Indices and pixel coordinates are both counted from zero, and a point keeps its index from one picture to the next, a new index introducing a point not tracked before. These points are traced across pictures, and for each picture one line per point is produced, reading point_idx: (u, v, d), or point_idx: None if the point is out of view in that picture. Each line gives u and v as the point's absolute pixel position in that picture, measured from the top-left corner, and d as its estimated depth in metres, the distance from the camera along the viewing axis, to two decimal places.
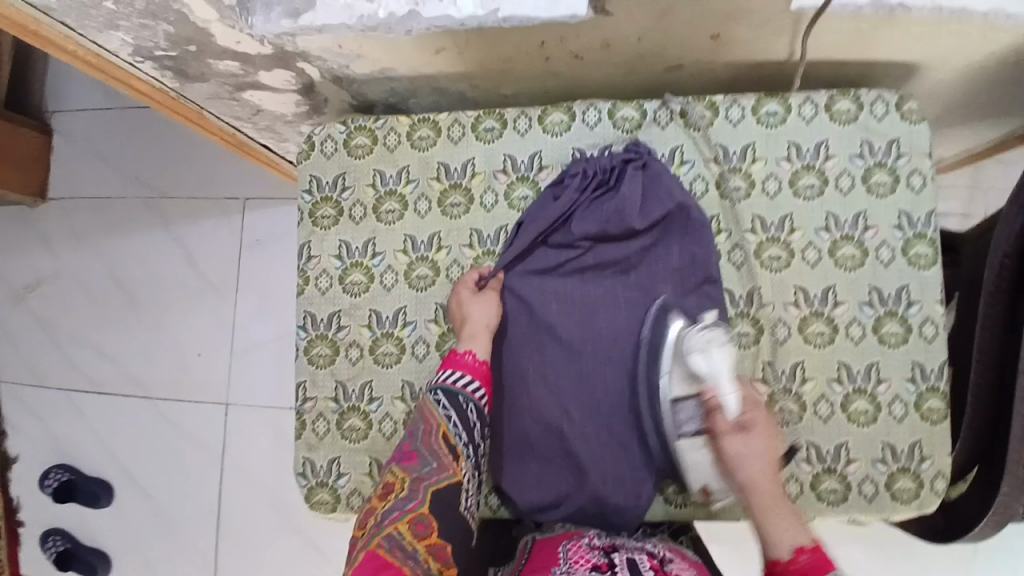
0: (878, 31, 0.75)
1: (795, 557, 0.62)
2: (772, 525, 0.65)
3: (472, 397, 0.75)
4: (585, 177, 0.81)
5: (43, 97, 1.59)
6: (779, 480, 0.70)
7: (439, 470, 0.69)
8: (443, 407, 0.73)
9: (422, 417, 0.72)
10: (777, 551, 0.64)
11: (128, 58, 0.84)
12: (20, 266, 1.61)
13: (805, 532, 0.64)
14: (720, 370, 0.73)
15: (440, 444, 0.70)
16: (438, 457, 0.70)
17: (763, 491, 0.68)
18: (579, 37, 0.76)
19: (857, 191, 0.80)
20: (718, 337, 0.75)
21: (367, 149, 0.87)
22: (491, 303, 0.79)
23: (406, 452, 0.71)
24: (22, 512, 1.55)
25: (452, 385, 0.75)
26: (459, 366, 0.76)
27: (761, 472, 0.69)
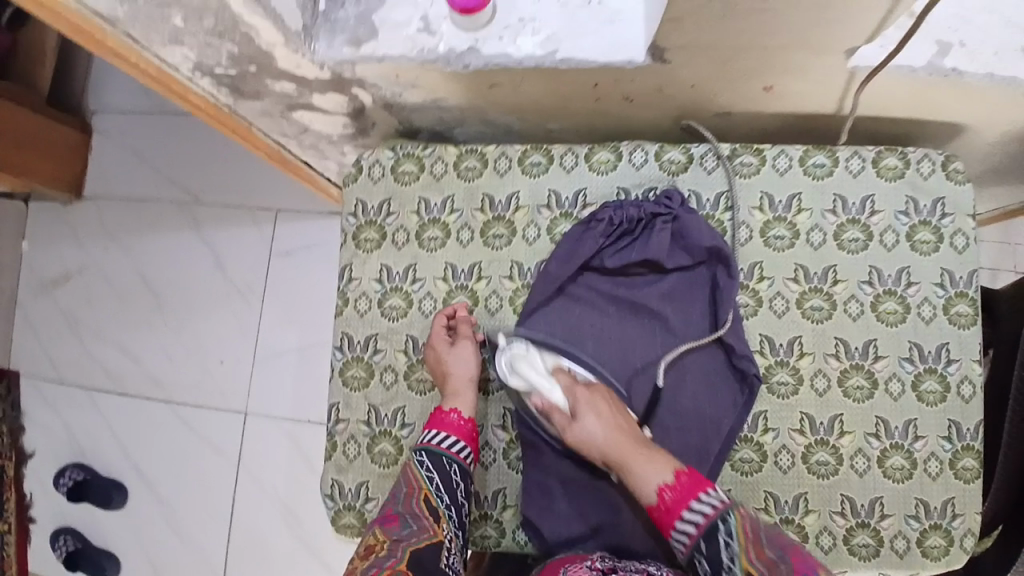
0: (931, 92, 0.76)
1: (662, 495, 0.68)
2: (637, 469, 0.70)
3: (456, 458, 0.77)
4: (611, 224, 0.82)
5: (86, 97, 1.62)
6: (632, 431, 0.74)
7: (419, 531, 0.69)
8: (425, 470, 0.75)
9: (405, 481, 0.75)
10: (649, 497, 0.69)
11: (188, 74, 0.85)
12: (50, 261, 1.63)
13: (666, 465, 0.69)
14: (533, 379, 0.79)
15: (420, 507, 0.72)
16: (418, 519, 0.70)
17: (620, 446, 0.72)
18: (633, 80, 0.77)
19: (901, 248, 0.82)
20: (520, 352, 0.81)
21: (413, 176, 0.88)
22: (468, 354, 0.81)
23: (387, 515, 0.71)
24: (35, 509, 1.56)
25: (435, 446, 0.76)
26: (444, 427, 0.78)
27: (608, 439, 0.73)
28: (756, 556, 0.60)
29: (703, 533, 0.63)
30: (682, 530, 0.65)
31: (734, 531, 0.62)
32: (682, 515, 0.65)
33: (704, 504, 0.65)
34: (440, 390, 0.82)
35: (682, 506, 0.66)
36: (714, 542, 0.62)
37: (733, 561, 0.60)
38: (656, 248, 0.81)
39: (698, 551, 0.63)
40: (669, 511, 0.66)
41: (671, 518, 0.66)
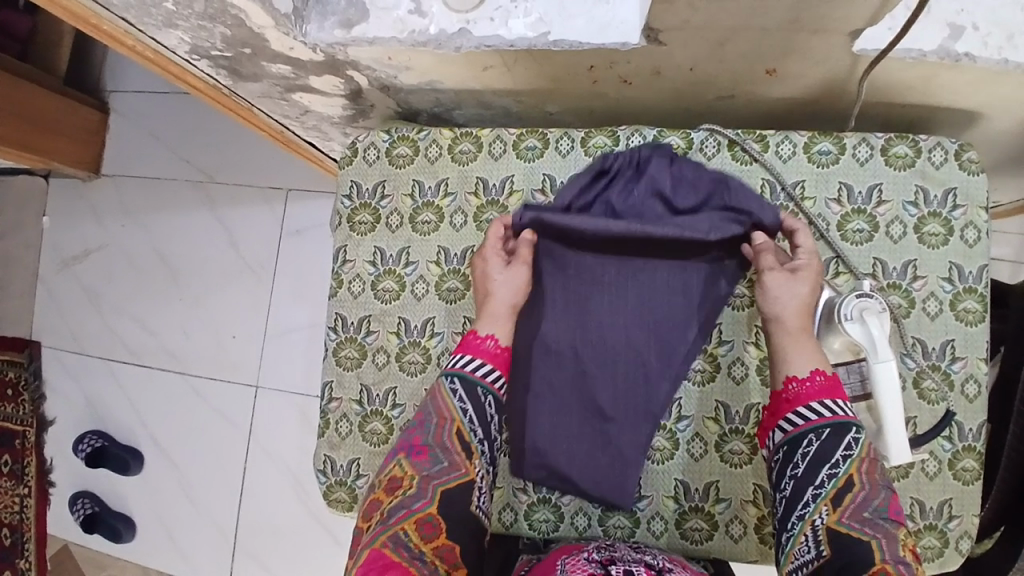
0: (943, 77, 0.72)
1: (812, 377, 0.71)
2: (794, 350, 0.72)
3: (490, 389, 0.77)
4: (615, 170, 0.81)
5: (103, 75, 1.65)
6: (809, 313, 0.74)
7: (448, 469, 0.71)
8: (460, 400, 0.75)
9: (436, 409, 0.74)
10: (796, 369, 0.71)
11: (185, 56, 0.85)
12: (70, 236, 1.68)
13: (821, 358, 0.72)
14: (877, 341, 0.70)
15: (452, 440, 0.73)
16: (449, 455, 0.72)
17: (795, 325, 0.73)
18: (629, 62, 0.75)
19: (908, 239, 0.79)
20: (874, 306, 0.71)
21: (407, 159, 0.88)
22: (517, 281, 0.79)
23: (417, 446, 0.73)
24: (55, 473, 1.63)
25: (470, 373, 0.77)
26: (477, 352, 0.78)
27: (794, 307, 0.73)
28: (866, 470, 0.66)
29: (831, 424, 0.68)
30: (808, 410, 0.69)
31: (861, 442, 0.67)
32: (819, 401, 0.69)
33: (839, 407, 0.69)
34: (477, 310, 0.81)
35: (817, 397, 0.69)
36: (838, 437, 0.67)
37: (842, 461, 0.66)
38: (658, 182, 0.79)
39: (815, 436, 0.68)
40: (810, 393, 0.70)
41: (807, 398, 0.70)
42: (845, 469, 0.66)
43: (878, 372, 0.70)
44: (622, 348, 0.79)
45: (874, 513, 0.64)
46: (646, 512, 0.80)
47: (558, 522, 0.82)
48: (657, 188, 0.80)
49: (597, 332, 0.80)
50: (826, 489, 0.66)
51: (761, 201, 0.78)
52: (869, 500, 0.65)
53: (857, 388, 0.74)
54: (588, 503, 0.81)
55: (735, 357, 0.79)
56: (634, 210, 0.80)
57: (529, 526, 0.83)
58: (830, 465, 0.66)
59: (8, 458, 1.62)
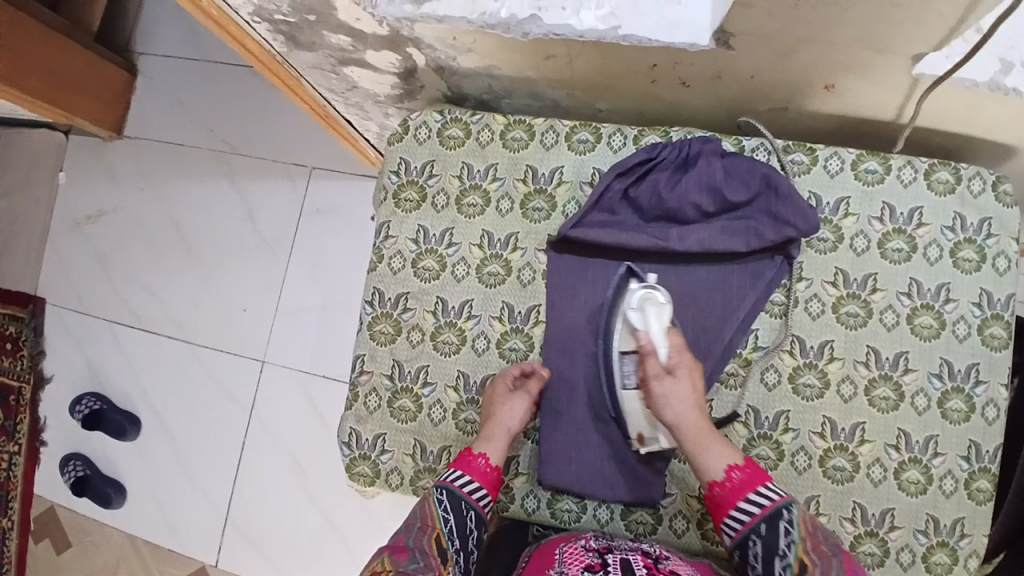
0: (993, 109, 0.74)
1: (729, 474, 0.71)
2: (704, 454, 0.73)
3: (474, 505, 0.75)
4: (670, 161, 0.81)
5: (134, 36, 1.64)
6: (704, 408, 0.75)
7: (425, 568, 0.67)
8: (443, 509, 0.73)
9: (421, 514, 0.73)
10: (714, 474, 0.72)
11: (247, 17, 0.85)
12: (86, 193, 1.66)
13: (733, 449, 0.73)
14: (652, 325, 0.76)
15: (431, 544, 0.70)
16: (426, 556, 0.68)
17: (696, 430, 0.73)
18: (692, 64, 0.76)
19: (943, 262, 0.81)
20: (656, 297, 0.77)
21: (458, 141, 0.88)
22: (520, 408, 0.78)
23: (398, 544, 0.69)
24: (47, 432, 1.60)
25: (457, 487, 0.75)
26: (470, 470, 0.77)
27: (688, 405, 0.74)
28: (812, 548, 0.65)
29: (765, 516, 0.67)
30: (739, 513, 0.69)
31: (796, 521, 0.66)
32: (744, 498, 0.69)
33: (767, 494, 0.69)
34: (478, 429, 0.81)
35: (743, 493, 0.70)
36: (774, 526, 0.67)
37: (790, 547, 0.65)
38: (710, 177, 0.79)
39: (755, 532, 0.67)
40: (733, 491, 0.70)
41: (731, 501, 0.70)
42: (793, 554, 0.65)
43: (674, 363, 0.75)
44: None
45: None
46: (669, 509, 0.80)
47: (581, 512, 0.82)
48: (708, 184, 0.79)
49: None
50: None
51: (810, 208, 0.77)
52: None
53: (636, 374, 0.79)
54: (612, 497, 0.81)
55: (769, 363, 0.80)
56: (684, 204, 0.80)
57: (550, 515, 0.82)
58: (779, 555, 0.65)
59: None
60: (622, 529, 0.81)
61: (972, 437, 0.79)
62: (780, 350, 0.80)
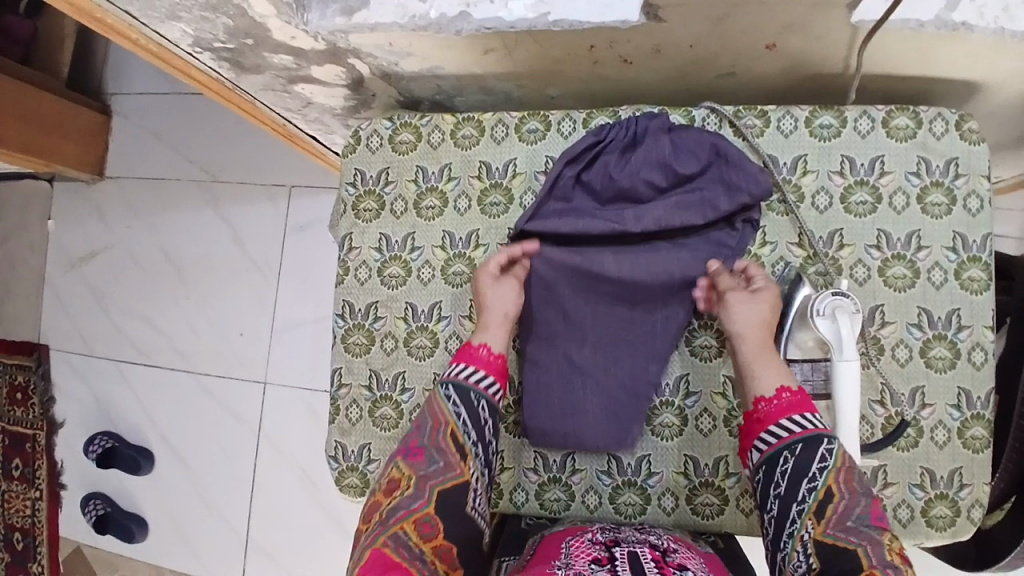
0: (942, 49, 0.72)
1: (779, 395, 0.71)
2: (760, 369, 0.73)
3: (484, 394, 0.76)
4: (617, 142, 0.80)
5: (104, 78, 1.66)
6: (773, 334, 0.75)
7: (444, 469, 0.71)
8: (454, 405, 0.74)
9: (432, 414, 0.74)
10: (763, 389, 0.72)
11: (187, 48, 0.86)
12: (75, 237, 1.69)
13: (788, 375, 0.73)
14: (844, 339, 0.72)
15: (447, 442, 0.72)
16: (444, 456, 0.71)
17: (760, 346, 0.74)
18: (629, 41, 0.75)
19: (911, 210, 0.79)
20: (846, 306, 0.73)
21: (411, 146, 0.88)
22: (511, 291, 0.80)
23: (413, 448, 0.73)
24: (66, 475, 1.64)
25: (465, 380, 0.76)
26: (474, 361, 0.78)
27: (759, 326, 0.74)
28: (844, 480, 0.65)
29: (804, 438, 0.68)
30: (779, 429, 0.69)
31: (835, 451, 0.66)
32: (790, 418, 0.69)
33: (808, 420, 0.69)
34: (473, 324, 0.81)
35: (785, 415, 0.69)
36: (811, 450, 0.67)
37: (821, 473, 0.66)
38: (659, 152, 0.79)
39: (789, 451, 0.67)
40: (780, 409, 0.70)
41: (776, 417, 0.70)
42: (823, 480, 0.65)
43: (839, 369, 0.72)
44: (633, 320, 0.80)
45: (857, 521, 0.63)
46: (656, 489, 0.80)
47: (569, 500, 0.82)
48: (658, 160, 0.79)
49: (606, 307, 0.81)
50: (809, 503, 0.65)
51: (762, 172, 0.78)
52: (851, 506, 0.64)
53: (819, 385, 0.77)
54: (599, 481, 0.81)
55: None
56: (637, 181, 0.79)
57: (540, 505, 0.83)
58: (808, 478, 0.66)
59: (20, 462, 1.63)
60: (612, 512, 0.81)
61: (959, 384, 0.78)
62: None
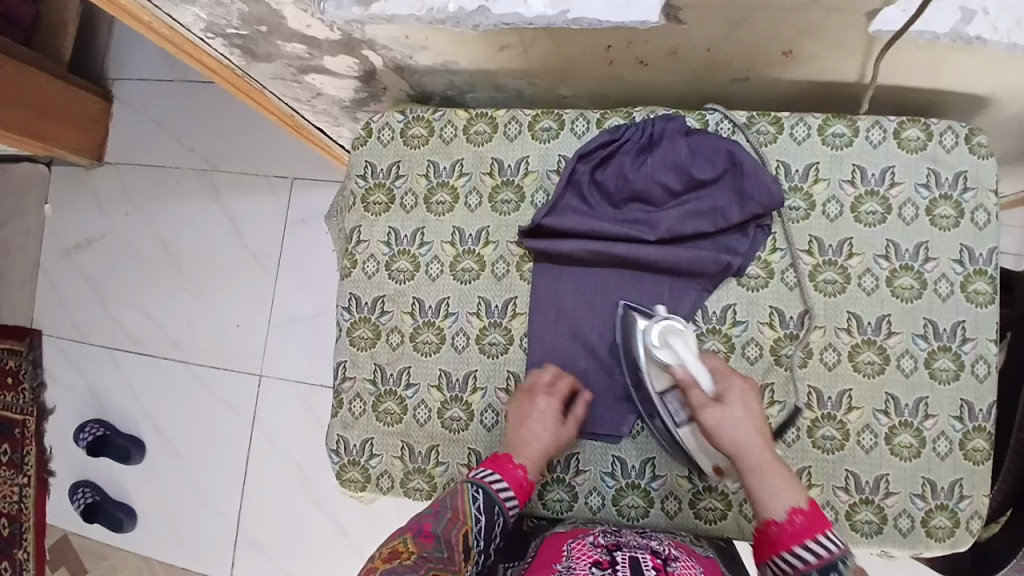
0: (956, 62, 0.73)
1: (791, 516, 0.69)
2: (767, 486, 0.71)
3: (505, 510, 0.75)
4: (633, 142, 0.80)
5: (107, 62, 1.64)
6: (764, 435, 0.74)
7: (447, 560, 0.67)
8: (476, 508, 0.73)
9: (452, 505, 0.73)
10: (774, 512, 0.69)
11: (199, 33, 0.85)
12: (72, 222, 1.67)
13: (796, 488, 0.71)
14: (686, 357, 0.75)
15: (457, 539, 0.70)
16: (450, 548, 0.69)
17: (762, 460, 0.72)
18: (647, 42, 0.75)
19: (920, 222, 0.79)
20: (676, 326, 0.76)
21: (422, 140, 0.88)
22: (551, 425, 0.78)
23: (425, 529, 0.69)
24: (54, 463, 1.62)
25: (494, 492, 0.75)
26: (509, 479, 0.76)
27: (749, 431, 0.73)
28: None
29: (819, 567, 0.66)
30: (794, 555, 0.67)
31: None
32: (806, 541, 0.67)
33: (828, 543, 0.67)
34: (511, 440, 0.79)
35: (807, 537, 0.67)
36: None
37: None
38: (674, 156, 0.79)
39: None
40: (792, 534, 0.68)
41: (789, 541, 0.68)
42: None
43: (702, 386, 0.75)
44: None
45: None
46: (660, 492, 0.80)
47: (573, 501, 0.82)
48: (673, 163, 0.79)
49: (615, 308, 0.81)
50: None
51: (775, 183, 0.77)
52: None
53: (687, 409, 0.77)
54: (603, 483, 0.81)
55: (749, 337, 0.80)
56: (651, 184, 0.79)
57: (543, 505, 0.82)
58: None
59: (8, 448, 1.61)
60: (615, 514, 0.81)
61: (962, 396, 0.78)
62: (760, 323, 0.80)
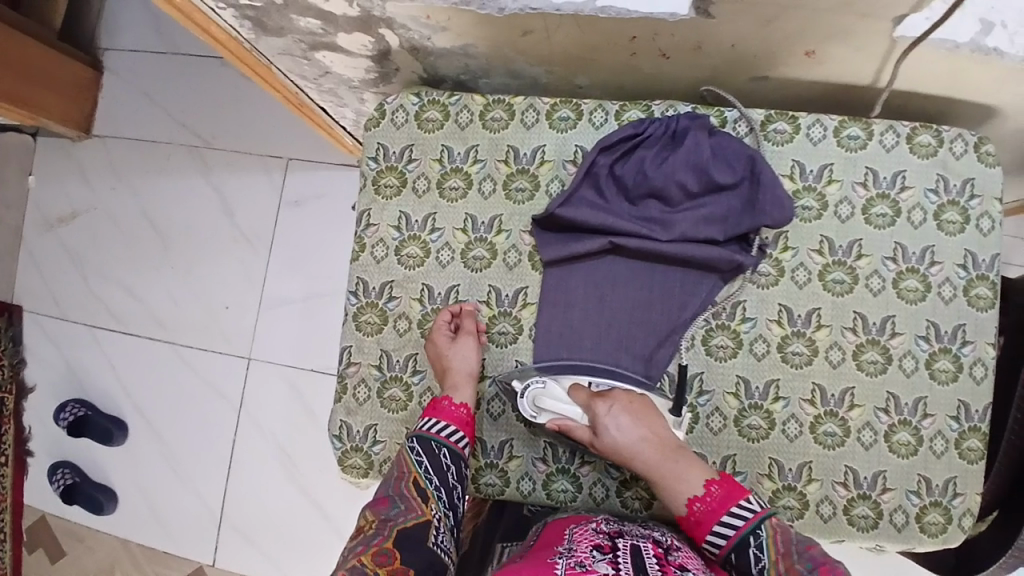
0: (973, 70, 0.74)
1: (693, 507, 0.69)
2: (669, 483, 0.71)
3: (447, 443, 0.76)
4: (656, 140, 0.80)
5: (96, 30, 1.58)
6: (660, 438, 0.74)
7: (406, 512, 0.71)
8: (416, 456, 0.74)
9: (395, 465, 0.74)
10: (680, 509, 0.70)
11: (211, 3, 0.82)
12: (56, 196, 1.61)
13: (700, 468, 0.71)
14: (561, 410, 0.77)
15: (409, 490, 0.72)
16: (406, 499, 0.72)
17: (652, 466, 0.72)
18: (671, 35, 0.75)
19: (928, 225, 0.81)
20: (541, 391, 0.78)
21: (437, 124, 0.86)
22: (468, 347, 0.79)
23: (378, 496, 0.73)
24: (32, 443, 1.57)
25: (427, 432, 0.76)
26: (441, 414, 0.77)
27: (636, 446, 0.73)
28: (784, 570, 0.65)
29: (733, 546, 0.67)
30: (714, 538, 0.68)
31: (765, 543, 0.66)
32: (719, 522, 0.68)
33: (739, 515, 0.67)
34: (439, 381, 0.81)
35: (714, 520, 0.68)
36: (744, 555, 0.66)
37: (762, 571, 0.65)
38: (696, 156, 0.78)
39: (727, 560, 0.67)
40: (700, 524, 0.69)
41: (705, 527, 0.68)
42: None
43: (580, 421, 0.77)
44: (651, 320, 0.80)
45: None
46: None
47: (577, 491, 0.82)
48: (694, 163, 0.78)
49: (626, 303, 0.81)
50: None
51: (787, 200, 0.77)
52: None
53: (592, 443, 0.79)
54: (607, 474, 0.81)
55: (757, 334, 0.80)
56: (670, 182, 0.78)
57: (547, 495, 0.82)
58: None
59: None
60: (618, 505, 0.81)
61: (961, 396, 0.80)
62: (769, 320, 0.80)
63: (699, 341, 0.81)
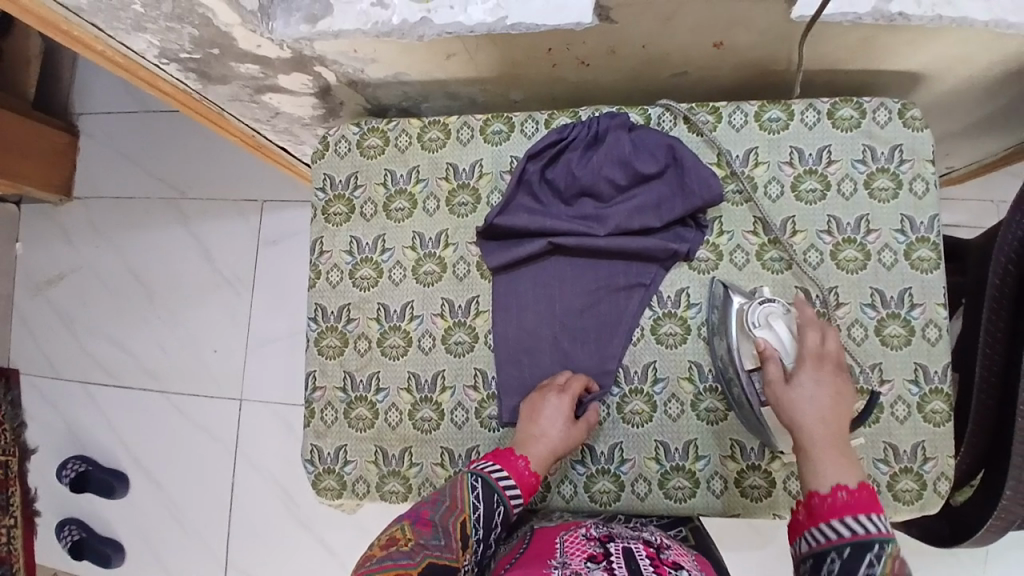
0: (879, 39, 0.76)
1: (834, 491, 0.64)
2: (821, 461, 0.66)
3: (506, 500, 0.73)
4: (581, 140, 0.83)
5: (70, 99, 1.65)
6: (839, 423, 0.69)
7: (444, 548, 0.67)
8: (474, 497, 0.72)
9: (451, 494, 0.72)
10: (818, 483, 0.65)
11: (154, 60, 0.87)
12: (43, 261, 1.67)
13: (852, 472, 0.65)
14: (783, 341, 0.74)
15: (455, 527, 0.69)
16: (448, 536, 0.68)
17: (819, 438, 0.68)
18: (585, 43, 0.79)
19: (859, 195, 0.83)
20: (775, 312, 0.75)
21: (378, 150, 0.90)
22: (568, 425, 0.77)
23: (422, 516, 0.69)
24: (38, 504, 1.60)
25: (492, 479, 0.74)
26: (511, 469, 0.75)
27: (818, 416, 0.68)
28: None
29: (852, 543, 0.61)
30: (831, 528, 0.63)
31: (884, 559, 0.60)
32: (851, 517, 0.62)
33: (874, 522, 0.62)
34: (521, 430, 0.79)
35: (850, 513, 0.63)
36: (858, 556, 0.60)
37: None
38: (620, 152, 0.82)
39: (835, 552, 0.61)
40: (833, 508, 0.64)
41: (829, 515, 0.63)
42: None
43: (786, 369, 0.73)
44: (600, 315, 0.83)
45: None
46: (629, 476, 0.82)
47: (545, 491, 0.83)
48: (618, 158, 0.82)
49: (573, 302, 0.83)
50: None
51: (714, 177, 0.81)
52: None
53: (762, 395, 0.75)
54: (573, 471, 0.83)
55: (704, 318, 0.82)
56: (598, 179, 0.82)
57: None
58: None
59: None
60: (587, 501, 0.83)
61: (916, 359, 0.81)
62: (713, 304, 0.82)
63: (648, 330, 0.83)
